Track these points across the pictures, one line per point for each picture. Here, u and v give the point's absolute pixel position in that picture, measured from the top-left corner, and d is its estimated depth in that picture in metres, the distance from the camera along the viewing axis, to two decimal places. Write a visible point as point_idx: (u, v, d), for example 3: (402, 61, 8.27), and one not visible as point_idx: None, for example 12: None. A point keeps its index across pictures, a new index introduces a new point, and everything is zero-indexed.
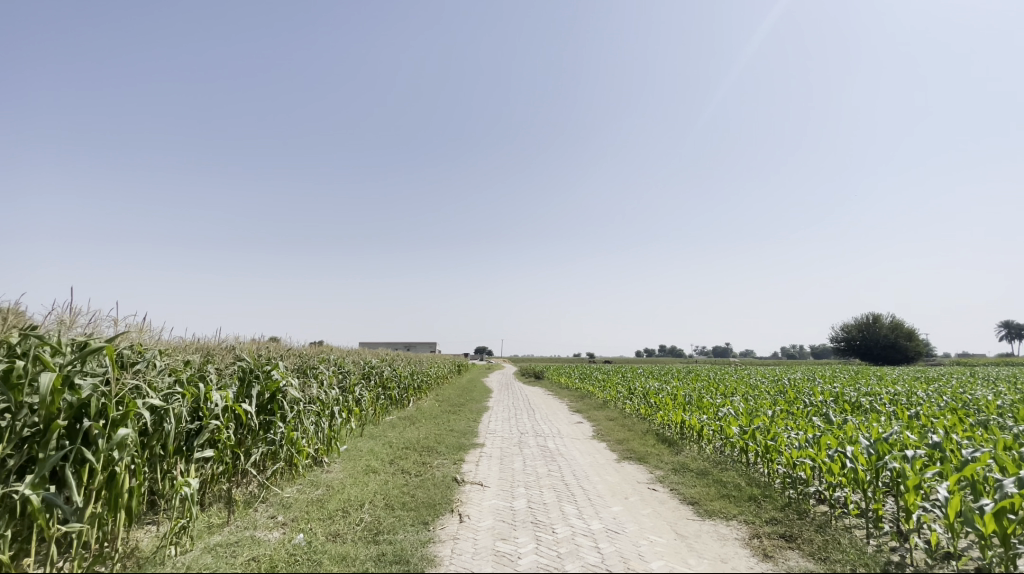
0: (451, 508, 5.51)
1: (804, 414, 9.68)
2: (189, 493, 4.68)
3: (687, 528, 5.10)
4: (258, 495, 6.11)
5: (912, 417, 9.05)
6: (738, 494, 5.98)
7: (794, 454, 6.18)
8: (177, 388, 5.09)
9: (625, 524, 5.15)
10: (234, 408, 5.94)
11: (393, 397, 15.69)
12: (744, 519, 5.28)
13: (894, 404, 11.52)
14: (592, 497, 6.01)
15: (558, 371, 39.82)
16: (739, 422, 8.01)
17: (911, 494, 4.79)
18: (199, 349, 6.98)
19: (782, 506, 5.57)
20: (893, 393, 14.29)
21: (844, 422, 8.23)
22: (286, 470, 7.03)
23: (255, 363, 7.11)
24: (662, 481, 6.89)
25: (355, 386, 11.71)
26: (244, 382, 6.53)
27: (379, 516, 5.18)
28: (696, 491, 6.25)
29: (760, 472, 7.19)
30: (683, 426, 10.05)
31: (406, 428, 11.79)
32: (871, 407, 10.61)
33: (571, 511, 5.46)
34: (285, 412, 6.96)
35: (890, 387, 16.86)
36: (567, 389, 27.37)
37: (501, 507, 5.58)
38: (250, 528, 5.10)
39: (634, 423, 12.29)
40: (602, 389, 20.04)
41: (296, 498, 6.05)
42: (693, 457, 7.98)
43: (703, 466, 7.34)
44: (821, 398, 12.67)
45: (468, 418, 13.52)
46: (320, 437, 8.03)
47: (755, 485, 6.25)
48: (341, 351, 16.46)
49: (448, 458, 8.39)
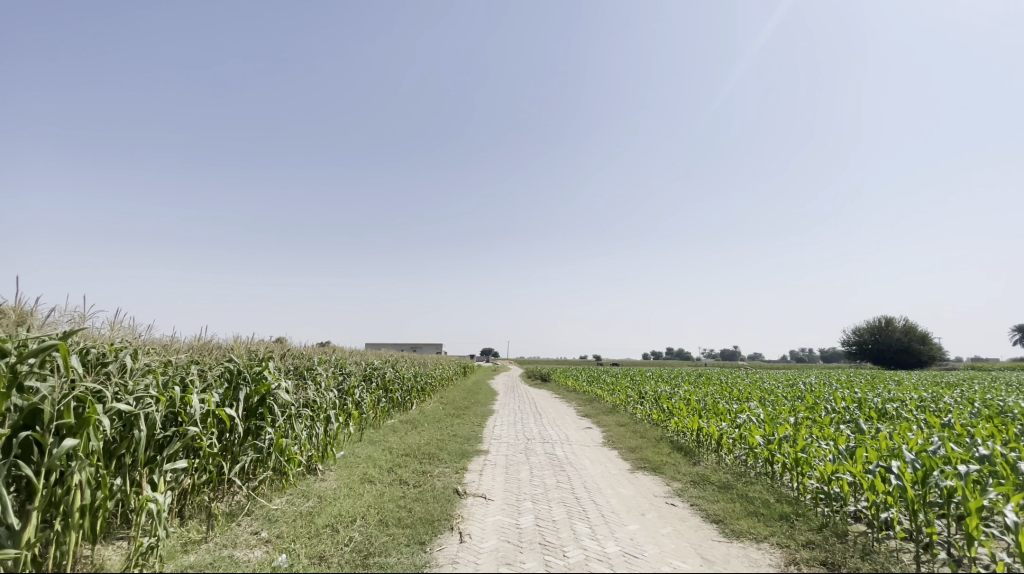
0: (451, 526, 5.02)
1: (830, 422, 9.05)
2: (156, 509, 4.23)
3: (713, 552, 4.57)
4: (242, 508, 5.64)
5: (948, 426, 8.41)
6: (767, 512, 5.42)
7: (829, 469, 5.62)
8: (150, 392, 4.65)
9: (643, 546, 4.63)
10: (217, 413, 5.49)
11: (395, 400, 15.24)
12: (776, 542, 4.74)
13: (924, 411, 10.85)
14: (605, 514, 5.50)
15: (564, 373, 39.42)
16: (763, 431, 7.43)
17: (973, 517, 4.22)
18: (183, 350, 6.56)
19: (818, 528, 5.01)
20: (919, 399, 13.62)
21: (877, 431, 7.62)
22: (275, 480, 6.56)
23: (245, 363, 6.68)
24: (680, 495, 6.35)
25: (355, 389, 11.27)
26: (230, 386, 6.10)
27: (371, 534, 4.68)
28: (719, 507, 5.71)
29: (788, 487, 6.60)
30: (699, 433, 9.49)
31: (407, 433, 11.32)
32: (901, 415, 9.96)
33: (582, 530, 4.95)
34: (276, 417, 6.52)
35: (914, 392, 16.15)
36: (573, 392, 26.75)
37: (505, 525, 5.07)
38: (228, 547, 4.63)
39: (646, 429, 11.73)
40: (610, 393, 19.40)
41: (284, 511, 5.57)
42: (713, 469, 7.41)
43: (725, 479, 6.78)
44: (845, 405, 12.02)
45: (472, 423, 13.02)
46: (314, 443, 7.57)
47: (785, 502, 5.69)
48: (343, 352, 16.05)
49: (450, 466, 7.88)
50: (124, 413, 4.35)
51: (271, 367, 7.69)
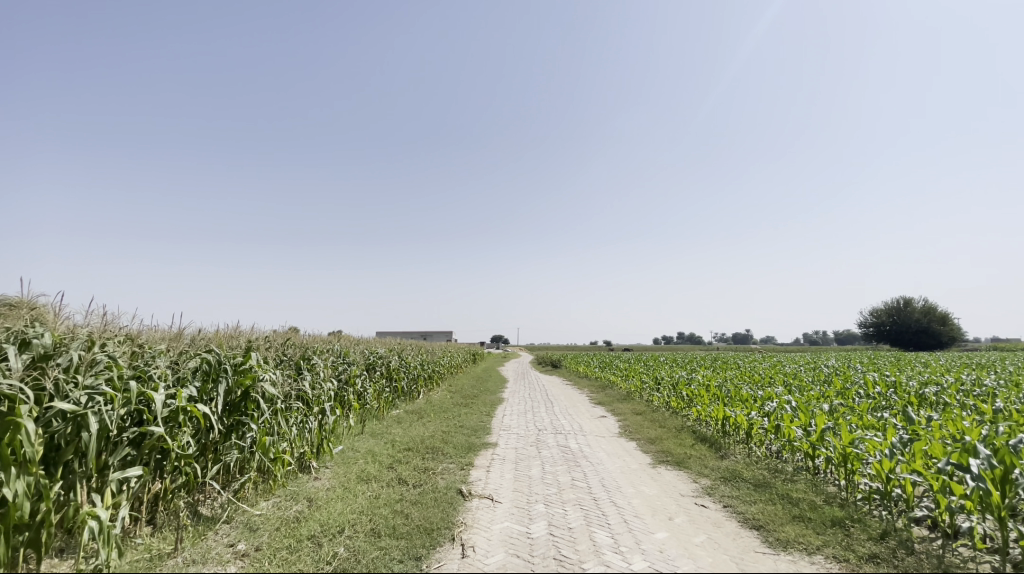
0: (452, 536, 4.39)
1: (871, 410, 8.27)
2: (97, 526, 3.62)
3: (758, 566, 3.90)
4: (219, 516, 5.07)
5: (1004, 412, 7.60)
6: (816, 517, 4.73)
7: (886, 466, 4.90)
8: (101, 389, 4.05)
9: (674, 559, 3.98)
10: (189, 410, 4.89)
11: (401, 389, 14.74)
12: (832, 555, 4.06)
13: (968, 396, 9.98)
14: (628, 519, 4.84)
15: (574, 359, 39.03)
16: (801, 422, 6.67)
17: None
18: (156, 341, 5.96)
19: (878, 539, 4.32)
20: (956, 382, 12.73)
21: (930, 421, 6.83)
22: (260, 482, 5.95)
23: (226, 354, 6.08)
24: (710, 494, 5.68)
25: (357, 379, 10.69)
26: (208, 379, 5.51)
27: (358, 550, 4.04)
28: (759, 510, 5.03)
29: (834, 485, 5.87)
30: (725, 422, 8.75)
31: (412, 424, 10.76)
32: (946, 401, 9.14)
33: (602, 540, 4.30)
34: (261, 413, 5.92)
35: (946, 375, 15.30)
36: (585, 378, 26.35)
37: (515, 534, 4.45)
38: (196, 564, 4.04)
39: (665, 418, 11.02)
40: (624, 380, 18.67)
41: (266, 518, 4.99)
42: (744, 464, 6.70)
43: (760, 476, 6.05)
44: (879, 389, 11.19)
45: (480, 413, 12.45)
46: (307, 439, 6.99)
47: (835, 504, 4.98)
48: (347, 340, 15.53)
49: (455, 462, 7.25)
50: (69, 413, 3.81)
51: (259, 359, 7.07)
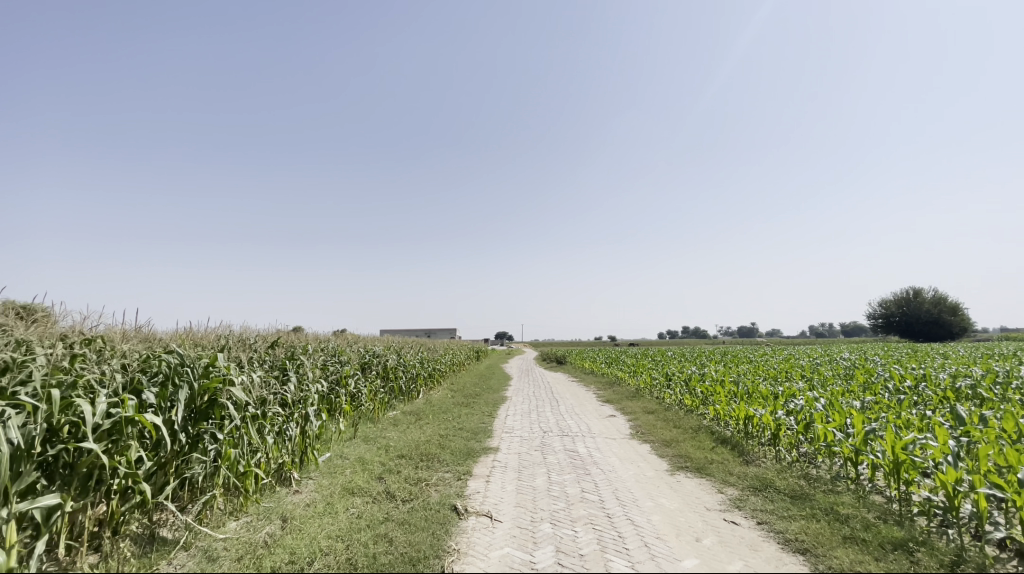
0: (442, 567, 3.69)
1: (907, 408, 7.52)
2: None
3: None
4: (177, 540, 4.44)
5: None
6: (871, 539, 4.02)
7: (952, 477, 4.17)
8: (17, 400, 3.40)
9: None
10: (137, 421, 4.24)
11: (398, 388, 14.08)
12: None
13: (1009, 390, 9.17)
14: (649, 543, 4.12)
15: (580, 354, 38.81)
16: (838, 423, 5.93)
17: None
18: (118, 341, 5.30)
19: (952, 567, 3.62)
20: (987, 374, 11.91)
21: (984, 420, 6.05)
22: (229, 499, 5.28)
23: (191, 356, 5.42)
24: (741, 507, 4.98)
25: (349, 379, 10.02)
26: (168, 384, 4.81)
27: None
28: (801, 528, 4.33)
29: (881, 495, 5.16)
30: (747, 423, 8.00)
31: (409, 427, 10.08)
32: (987, 395, 8.38)
33: (621, 570, 3.62)
34: (229, 421, 5.26)
35: (972, 367, 14.45)
36: (592, 375, 25.70)
37: (516, 564, 3.75)
38: None
39: (680, 418, 10.29)
40: (633, 376, 17.95)
41: (230, 544, 4.34)
42: (775, 471, 5.97)
43: (795, 486, 5.34)
44: (909, 384, 10.38)
45: (481, 413, 11.76)
46: (287, 448, 6.35)
47: (891, 523, 4.28)
48: (342, 338, 14.85)
49: (451, 471, 6.56)
50: None
51: (232, 360, 6.41)
